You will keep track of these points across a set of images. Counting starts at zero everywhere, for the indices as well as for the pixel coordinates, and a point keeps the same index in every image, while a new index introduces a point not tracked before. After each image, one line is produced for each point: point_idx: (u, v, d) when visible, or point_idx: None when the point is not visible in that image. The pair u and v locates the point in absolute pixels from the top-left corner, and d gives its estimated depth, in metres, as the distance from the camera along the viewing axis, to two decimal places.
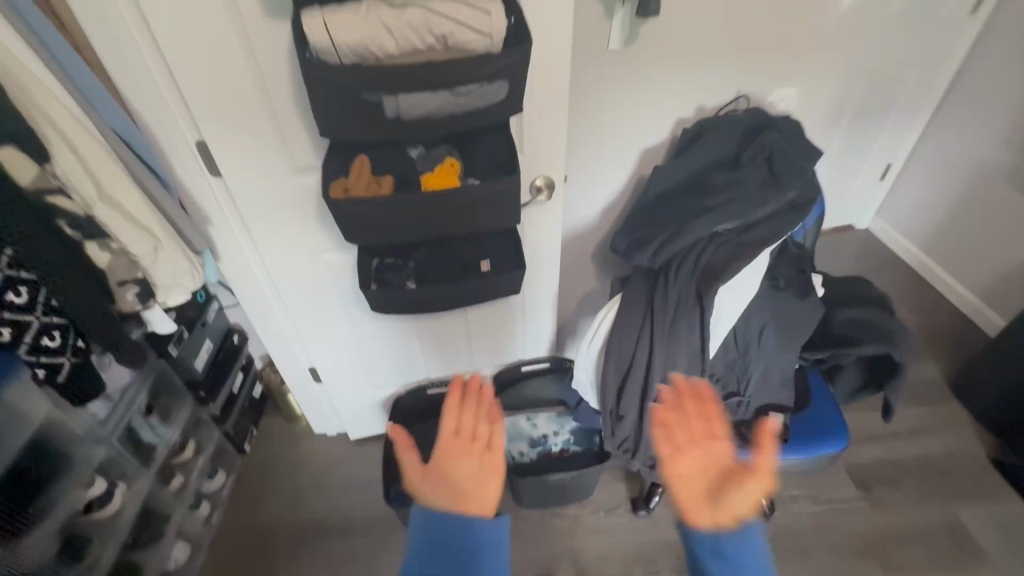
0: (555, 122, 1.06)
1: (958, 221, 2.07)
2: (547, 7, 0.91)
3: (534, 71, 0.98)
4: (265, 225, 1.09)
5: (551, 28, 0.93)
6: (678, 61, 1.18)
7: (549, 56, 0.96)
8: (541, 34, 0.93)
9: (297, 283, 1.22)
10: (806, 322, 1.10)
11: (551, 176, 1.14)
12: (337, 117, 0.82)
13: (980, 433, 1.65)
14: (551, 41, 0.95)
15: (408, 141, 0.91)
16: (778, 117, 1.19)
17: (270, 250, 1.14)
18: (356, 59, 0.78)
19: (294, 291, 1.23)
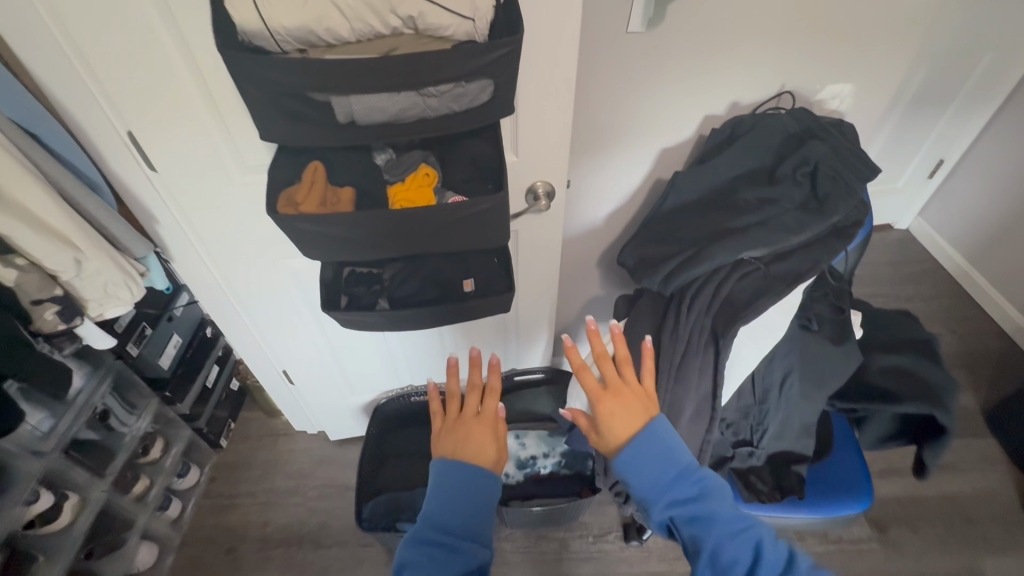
0: (556, 121, 0.88)
1: (1014, 231, 1.84)
2: None
3: (532, 59, 0.79)
4: (217, 228, 0.95)
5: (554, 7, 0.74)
6: (712, 47, 0.97)
7: (551, 41, 0.77)
8: (541, 13, 0.74)
9: (260, 288, 1.09)
10: (838, 371, 0.94)
11: (551, 182, 0.98)
12: (278, 119, 0.66)
13: (1013, 475, 1.50)
14: (553, 22, 0.76)
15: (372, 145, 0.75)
16: (829, 121, 0.99)
17: (226, 254, 1.00)
18: (300, 45, 0.62)
19: (257, 295, 1.11)
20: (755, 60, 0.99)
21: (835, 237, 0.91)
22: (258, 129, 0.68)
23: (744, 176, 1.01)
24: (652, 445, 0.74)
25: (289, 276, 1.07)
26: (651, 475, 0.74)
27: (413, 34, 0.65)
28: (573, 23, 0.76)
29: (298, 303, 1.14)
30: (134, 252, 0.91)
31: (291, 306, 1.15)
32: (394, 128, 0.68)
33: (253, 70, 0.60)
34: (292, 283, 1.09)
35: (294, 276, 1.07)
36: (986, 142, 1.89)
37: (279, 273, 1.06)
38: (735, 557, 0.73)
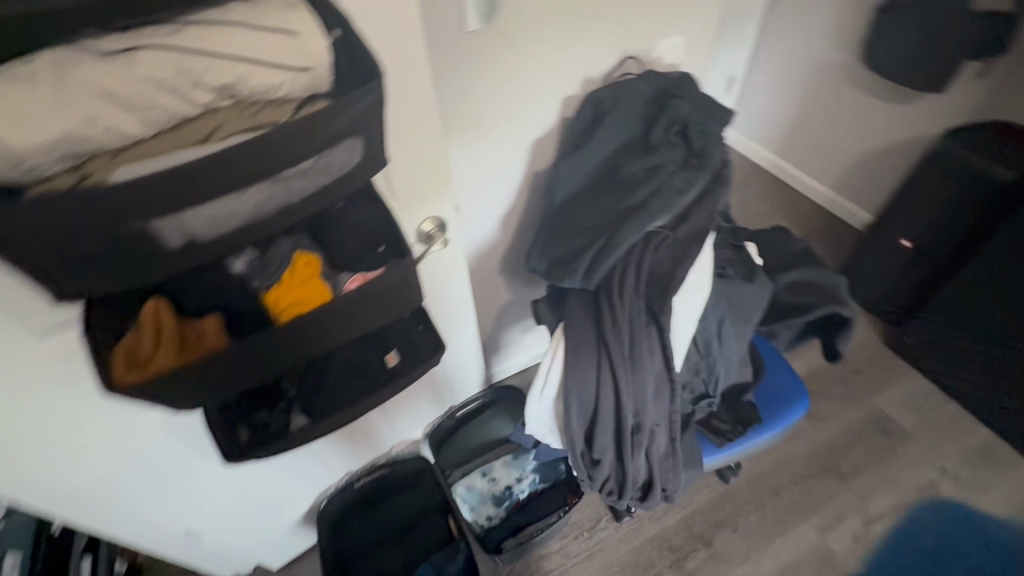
0: (427, 151, 0.77)
1: (803, 122, 2.16)
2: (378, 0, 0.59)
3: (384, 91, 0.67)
4: (23, 419, 0.68)
5: (391, 27, 0.62)
6: (552, 30, 0.92)
7: (398, 64, 0.66)
8: (377, 36, 0.62)
9: (118, 459, 0.83)
10: (759, 304, 0.99)
11: (439, 216, 0.87)
12: (77, 271, 0.46)
13: (868, 321, 1.82)
14: (394, 43, 0.63)
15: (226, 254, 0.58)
16: (675, 77, 1.02)
17: (51, 442, 0.73)
18: (71, 162, 0.43)
19: (119, 468, 0.84)
20: (593, 32, 0.97)
21: (719, 186, 0.95)
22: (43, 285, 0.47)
23: (621, 150, 1.00)
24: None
25: (152, 431, 0.82)
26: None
27: (232, 105, 0.48)
28: (417, 40, 0.65)
29: (178, 454, 0.89)
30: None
31: (168, 463, 0.89)
32: (258, 233, 0.53)
33: (12, 222, 0.40)
34: (154, 440, 0.83)
35: (157, 429, 0.82)
36: (761, 52, 2.17)
37: (139, 433, 0.81)
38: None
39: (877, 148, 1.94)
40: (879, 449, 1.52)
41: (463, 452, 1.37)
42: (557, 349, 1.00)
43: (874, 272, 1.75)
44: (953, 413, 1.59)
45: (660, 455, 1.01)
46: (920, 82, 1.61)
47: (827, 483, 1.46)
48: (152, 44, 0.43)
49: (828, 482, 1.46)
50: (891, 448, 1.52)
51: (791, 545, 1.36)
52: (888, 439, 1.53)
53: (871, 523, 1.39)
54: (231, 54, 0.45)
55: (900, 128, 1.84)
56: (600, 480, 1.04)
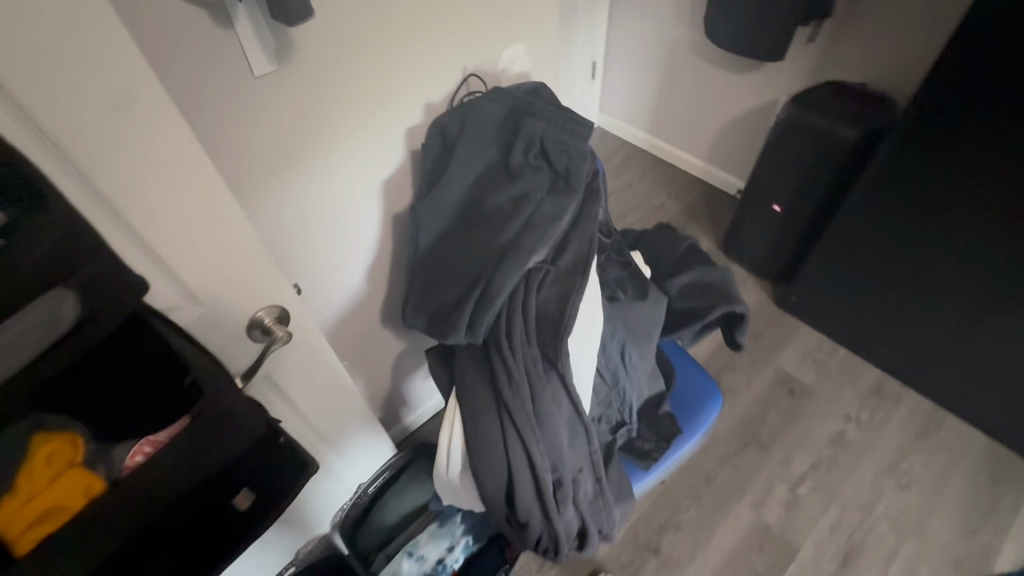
0: (228, 240, 0.61)
1: (666, 98, 2.19)
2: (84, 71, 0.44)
3: (133, 183, 0.50)
4: None
5: (113, 103, 0.46)
6: (372, 56, 0.77)
7: (144, 147, 0.50)
8: (95, 118, 0.46)
9: None
10: (656, 320, 0.93)
11: (275, 305, 0.71)
12: None
13: (758, 285, 1.90)
14: (128, 123, 0.48)
15: None
16: (525, 91, 0.93)
17: None
18: None
19: None
20: (427, 55, 0.84)
21: (591, 204, 0.88)
22: None
23: (483, 179, 0.89)
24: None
25: None
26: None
27: None
28: (165, 114, 0.49)
29: None
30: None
31: None
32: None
33: None
34: None
35: None
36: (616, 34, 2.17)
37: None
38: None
39: (736, 117, 2.01)
40: (790, 409, 1.58)
41: (383, 532, 1.21)
42: (455, 419, 0.88)
43: (754, 237, 1.82)
44: (845, 359, 1.70)
45: (589, 498, 0.92)
46: (759, 54, 1.66)
47: (752, 456, 1.49)
48: None
49: (753, 454, 1.50)
50: (800, 405, 1.59)
51: (731, 528, 1.38)
52: (795, 398, 1.60)
53: (797, 485, 1.45)
54: None
55: (752, 96, 1.92)
56: (533, 542, 0.91)
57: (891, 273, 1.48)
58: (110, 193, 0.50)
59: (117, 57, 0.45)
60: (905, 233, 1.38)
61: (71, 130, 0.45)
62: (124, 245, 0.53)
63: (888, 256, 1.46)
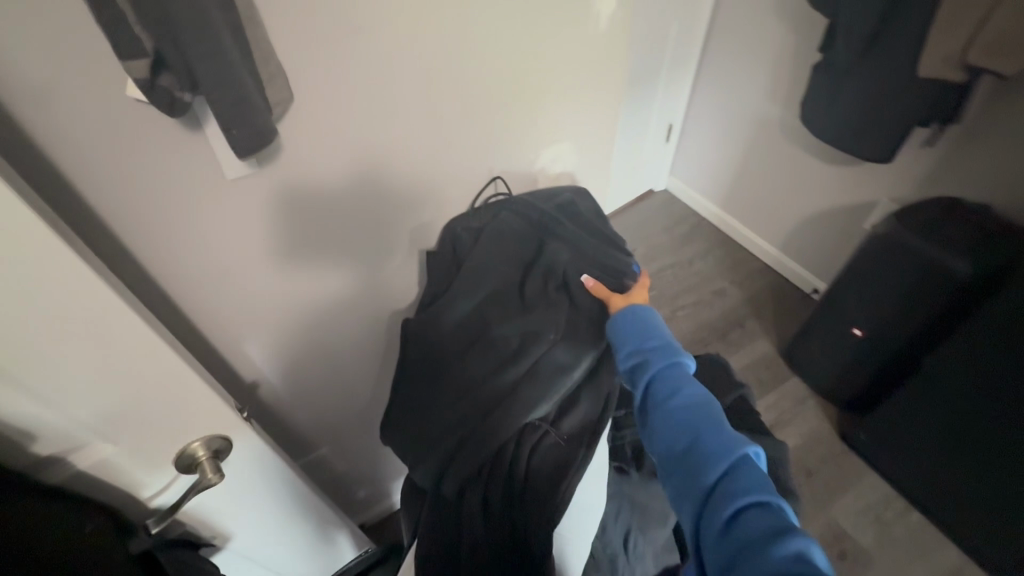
0: (155, 381, 0.52)
1: (743, 176, 1.98)
2: None
3: (18, 336, 0.42)
4: None
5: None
6: (377, 157, 0.70)
7: (38, 295, 0.41)
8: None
9: None
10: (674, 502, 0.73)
11: (218, 436, 0.61)
12: None
13: (820, 408, 1.64)
14: (7, 275, 0.39)
15: None
16: (552, 197, 0.85)
17: None
18: None
19: None
20: (439, 153, 0.76)
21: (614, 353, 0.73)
22: None
23: (495, 306, 0.75)
24: (642, 315, 0.70)
25: None
26: (647, 326, 0.69)
27: None
28: (63, 259, 0.41)
29: None
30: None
31: None
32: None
33: None
34: None
35: None
36: (698, 100, 2.00)
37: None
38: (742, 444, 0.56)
39: (820, 210, 1.78)
40: None
41: None
42: None
43: (822, 356, 1.58)
44: (917, 525, 1.41)
45: None
46: (859, 153, 1.44)
47: None
48: None
49: None
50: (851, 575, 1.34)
51: None
52: (847, 564, 1.35)
53: None
54: None
55: (843, 192, 1.69)
56: None
57: (1007, 438, 1.15)
58: None
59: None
60: (1005, 406, 1.14)
61: None
62: (9, 398, 0.44)
63: (1000, 414, 1.15)
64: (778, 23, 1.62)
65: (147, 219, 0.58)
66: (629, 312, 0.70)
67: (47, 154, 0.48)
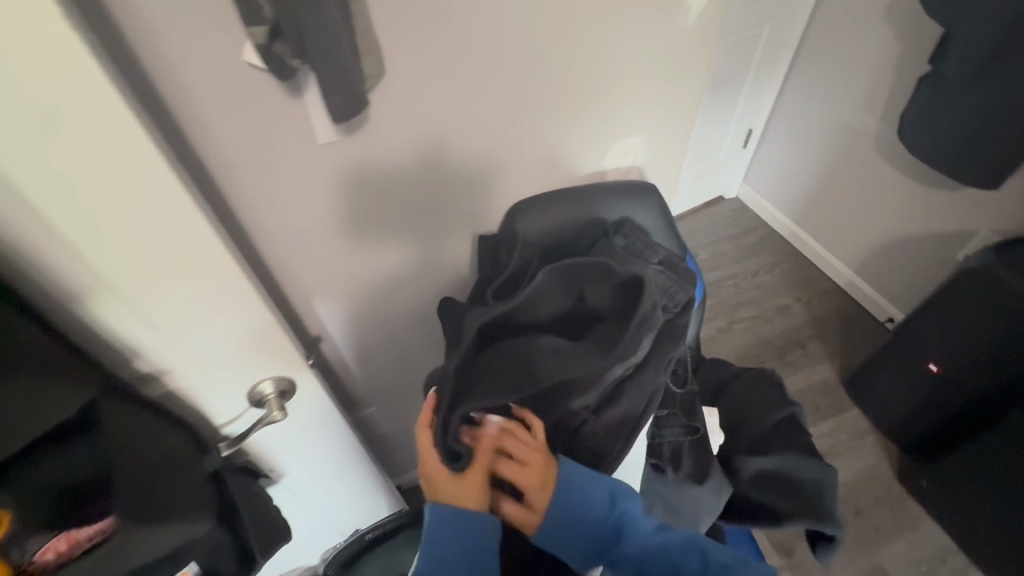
0: (237, 318, 0.57)
1: (825, 190, 1.87)
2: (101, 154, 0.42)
3: (133, 263, 0.48)
4: None
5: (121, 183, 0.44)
6: (453, 136, 0.72)
7: (152, 230, 0.47)
8: (101, 204, 0.44)
9: None
10: (709, 508, 0.75)
11: (284, 376, 0.67)
12: None
13: (879, 443, 1.54)
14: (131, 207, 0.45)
15: None
16: (619, 191, 0.84)
17: None
18: None
19: None
20: (516, 142, 0.78)
21: (658, 350, 0.73)
22: None
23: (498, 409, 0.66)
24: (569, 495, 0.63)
25: None
26: (586, 506, 0.63)
27: None
28: (177, 201, 0.47)
29: None
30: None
31: None
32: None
33: None
34: None
35: None
36: (785, 106, 1.90)
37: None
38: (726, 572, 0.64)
39: (908, 234, 1.65)
40: None
41: None
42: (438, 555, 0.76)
43: (890, 390, 1.48)
44: None
45: None
46: (961, 176, 1.32)
47: None
48: None
49: None
50: None
51: None
52: None
53: None
54: None
55: (936, 217, 1.56)
56: None
57: None
58: (103, 268, 0.47)
59: (120, 140, 0.42)
60: None
61: (74, 206, 0.43)
62: (119, 317, 0.51)
63: None
64: (883, 29, 1.51)
65: (244, 169, 0.63)
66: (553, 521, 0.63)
67: (171, 107, 0.55)
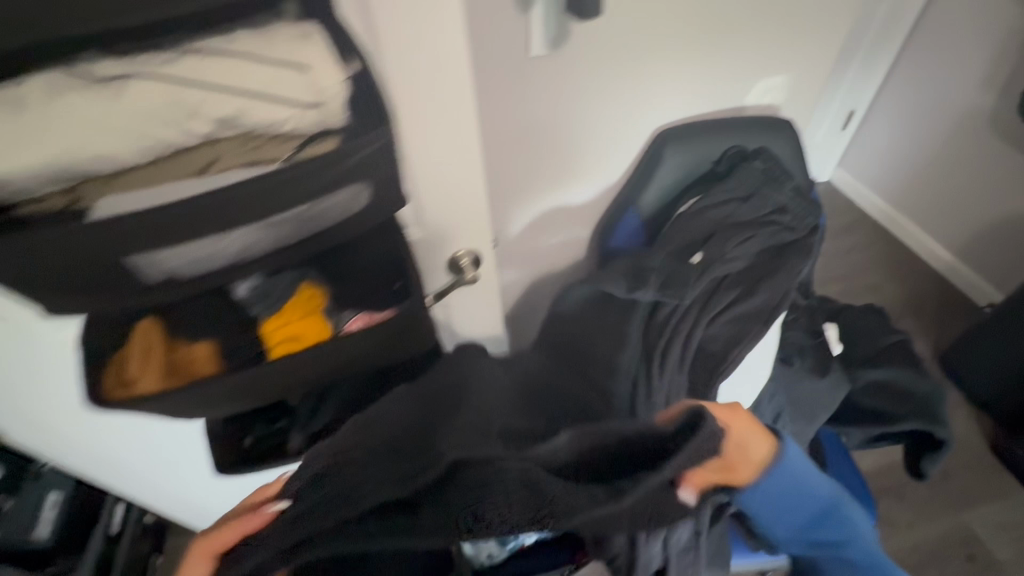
0: (466, 185, 0.71)
1: (932, 171, 1.85)
2: (425, 24, 0.54)
3: (415, 122, 0.61)
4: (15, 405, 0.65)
5: (431, 52, 0.56)
6: (630, 61, 0.83)
7: (437, 96, 0.60)
8: (427, 78, 0.58)
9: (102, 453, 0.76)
10: (828, 399, 0.85)
11: (474, 248, 0.80)
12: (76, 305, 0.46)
13: (974, 417, 1.55)
14: (430, 73, 0.58)
15: (245, 273, 0.49)
16: (758, 124, 0.93)
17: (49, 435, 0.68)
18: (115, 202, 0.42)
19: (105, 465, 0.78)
20: (680, 77, 0.88)
21: (780, 276, 0.83)
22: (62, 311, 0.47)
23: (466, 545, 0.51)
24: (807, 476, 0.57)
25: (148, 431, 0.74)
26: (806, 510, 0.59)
27: (234, 137, 0.44)
28: (460, 72, 0.59)
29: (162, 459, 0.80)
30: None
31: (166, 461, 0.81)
32: (153, 301, 0.47)
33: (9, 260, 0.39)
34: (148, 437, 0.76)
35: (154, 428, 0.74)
36: (890, 88, 1.88)
37: (146, 431, 0.74)
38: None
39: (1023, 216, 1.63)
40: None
41: None
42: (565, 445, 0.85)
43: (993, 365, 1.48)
44: None
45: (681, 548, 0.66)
46: None
47: None
48: (149, 71, 0.40)
49: None
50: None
51: None
52: (973, 565, 1.31)
53: None
54: (234, 87, 0.42)
55: None
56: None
57: None
58: (397, 125, 0.61)
59: (439, 13, 0.54)
60: None
61: (396, 68, 0.56)
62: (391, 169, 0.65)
63: None
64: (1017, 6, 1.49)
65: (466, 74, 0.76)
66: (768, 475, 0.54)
67: None
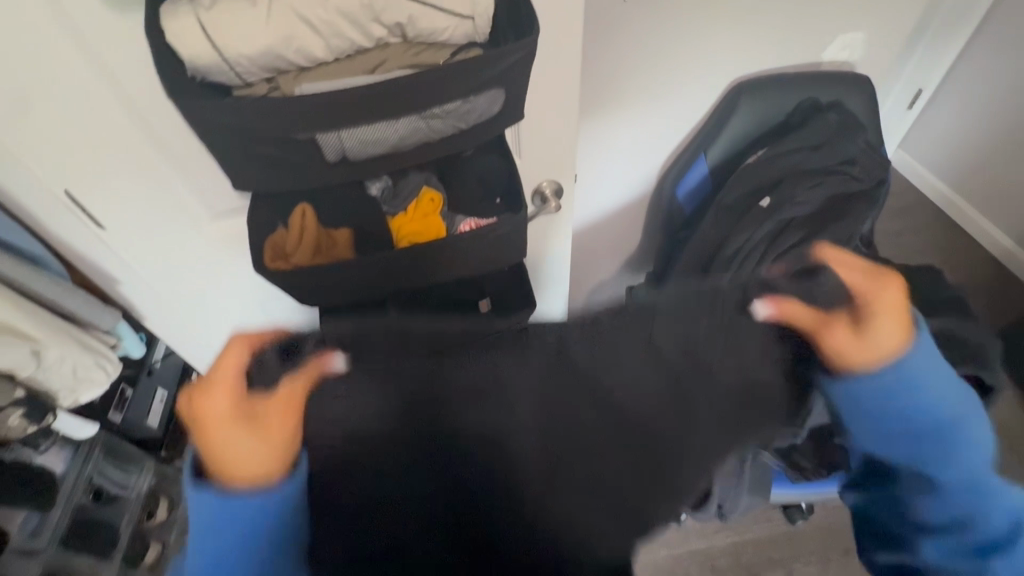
0: (561, 116, 0.79)
1: (999, 154, 1.81)
2: None
3: None
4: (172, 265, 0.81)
5: None
6: (718, 9, 0.87)
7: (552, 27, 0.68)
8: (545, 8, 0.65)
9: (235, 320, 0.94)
10: None
11: (557, 179, 0.87)
12: (264, 174, 0.57)
13: None
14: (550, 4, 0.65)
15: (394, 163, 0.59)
16: (835, 80, 0.97)
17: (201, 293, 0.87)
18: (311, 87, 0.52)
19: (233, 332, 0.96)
20: (763, 29, 0.93)
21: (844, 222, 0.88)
22: (250, 183, 0.58)
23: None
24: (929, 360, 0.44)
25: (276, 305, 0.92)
26: (890, 403, 0.44)
27: (401, 42, 0.54)
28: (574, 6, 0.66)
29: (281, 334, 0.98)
30: (31, 374, 0.69)
31: None
32: (343, 172, 0.58)
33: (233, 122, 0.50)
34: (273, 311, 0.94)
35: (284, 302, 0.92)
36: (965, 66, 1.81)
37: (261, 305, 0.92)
38: (954, 486, 0.46)
39: None
40: None
41: None
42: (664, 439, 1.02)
43: None
44: None
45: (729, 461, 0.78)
46: None
47: None
48: None
49: None
50: None
51: None
52: None
53: None
54: None
55: None
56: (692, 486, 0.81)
57: None
58: None
59: None
60: None
61: None
62: None
63: None
64: None
65: None
66: (896, 377, 0.43)
67: None
